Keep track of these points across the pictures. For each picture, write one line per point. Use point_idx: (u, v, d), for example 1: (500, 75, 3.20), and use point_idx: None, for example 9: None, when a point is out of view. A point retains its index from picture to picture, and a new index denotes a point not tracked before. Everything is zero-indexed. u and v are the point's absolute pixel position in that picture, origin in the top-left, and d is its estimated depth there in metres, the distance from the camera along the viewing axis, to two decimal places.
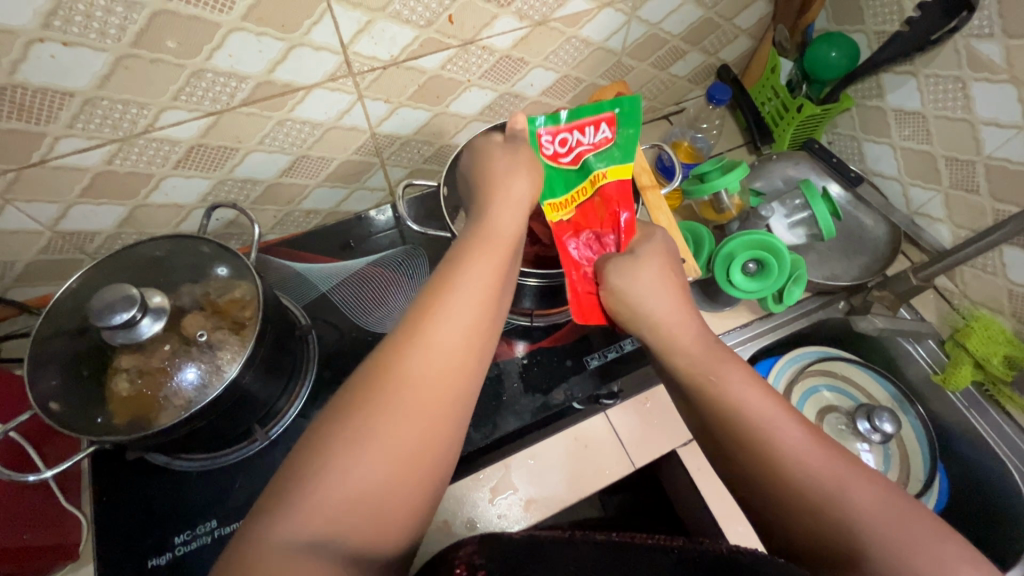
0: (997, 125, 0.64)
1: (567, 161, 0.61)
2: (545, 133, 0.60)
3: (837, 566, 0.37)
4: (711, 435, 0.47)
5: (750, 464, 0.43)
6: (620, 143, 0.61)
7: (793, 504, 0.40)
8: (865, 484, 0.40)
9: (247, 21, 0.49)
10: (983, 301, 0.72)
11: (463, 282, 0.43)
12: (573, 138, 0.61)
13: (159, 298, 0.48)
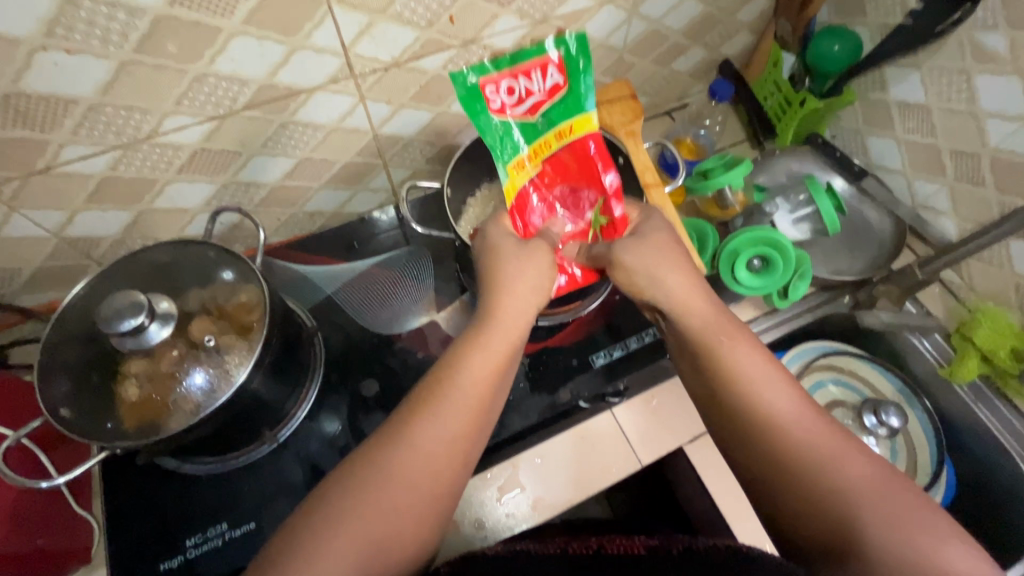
0: (1002, 117, 0.63)
1: (519, 112, 0.55)
2: (486, 83, 0.53)
3: (832, 544, 0.40)
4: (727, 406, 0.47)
5: (764, 446, 0.44)
6: (573, 89, 0.56)
7: (799, 485, 0.42)
8: (868, 471, 0.42)
9: (248, 25, 0.49)
10: (989, 295, 0.72)
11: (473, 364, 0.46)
12: (521, 84, 0.54)
13: (167, 303, 0.48)
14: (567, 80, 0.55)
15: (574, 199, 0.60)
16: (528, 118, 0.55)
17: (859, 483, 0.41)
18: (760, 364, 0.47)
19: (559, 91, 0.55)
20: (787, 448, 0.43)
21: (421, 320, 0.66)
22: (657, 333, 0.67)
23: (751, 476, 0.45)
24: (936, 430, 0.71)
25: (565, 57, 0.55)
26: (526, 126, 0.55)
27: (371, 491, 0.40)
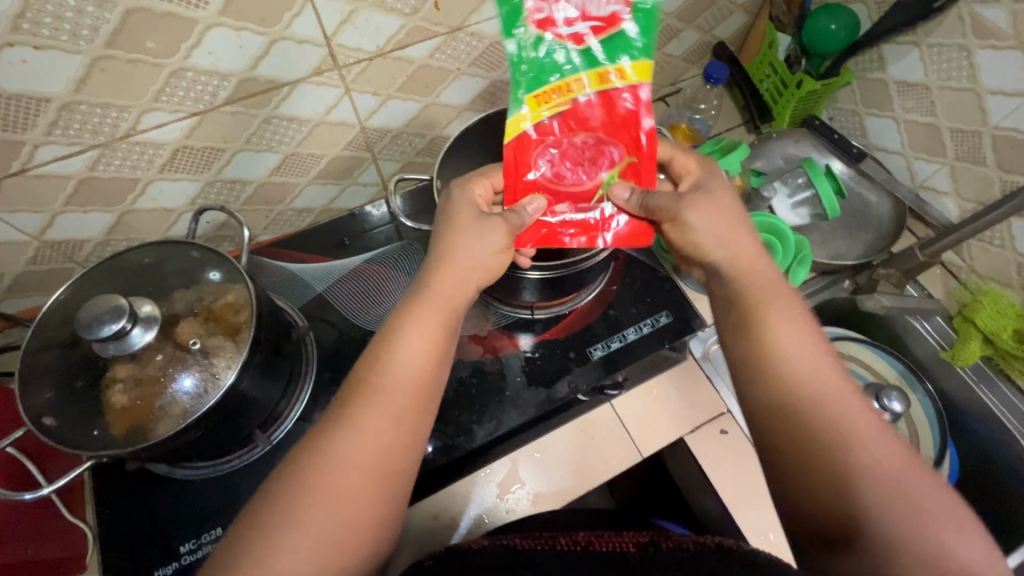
0: (1003, 94, 0.62)
1: (561, 40, 0.51)
2: (534, 4, 0.50)
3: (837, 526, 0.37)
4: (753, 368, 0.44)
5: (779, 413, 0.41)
6: (632, 28, 0.50)
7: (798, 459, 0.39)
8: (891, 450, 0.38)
9: (224, 16, 0.48)
10: (991, 275, 0.71)
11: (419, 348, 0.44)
12: (576, 8, 0.50)
13: (149, 306, 0.47)
14: (629, 15, 0.50)
15: (593, 153, 0.53)
16: (571, 44, 0.51)
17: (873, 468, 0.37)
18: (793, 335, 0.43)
19: (617, 29, 0.50)
20: (794, 416, 0.41)
21: None
22: (654, 324, 0.65)
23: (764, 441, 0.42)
24: (938, 413, 0.70)
25: (629, 1, 0.49)
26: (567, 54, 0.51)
27: (321, 469, 0.39)
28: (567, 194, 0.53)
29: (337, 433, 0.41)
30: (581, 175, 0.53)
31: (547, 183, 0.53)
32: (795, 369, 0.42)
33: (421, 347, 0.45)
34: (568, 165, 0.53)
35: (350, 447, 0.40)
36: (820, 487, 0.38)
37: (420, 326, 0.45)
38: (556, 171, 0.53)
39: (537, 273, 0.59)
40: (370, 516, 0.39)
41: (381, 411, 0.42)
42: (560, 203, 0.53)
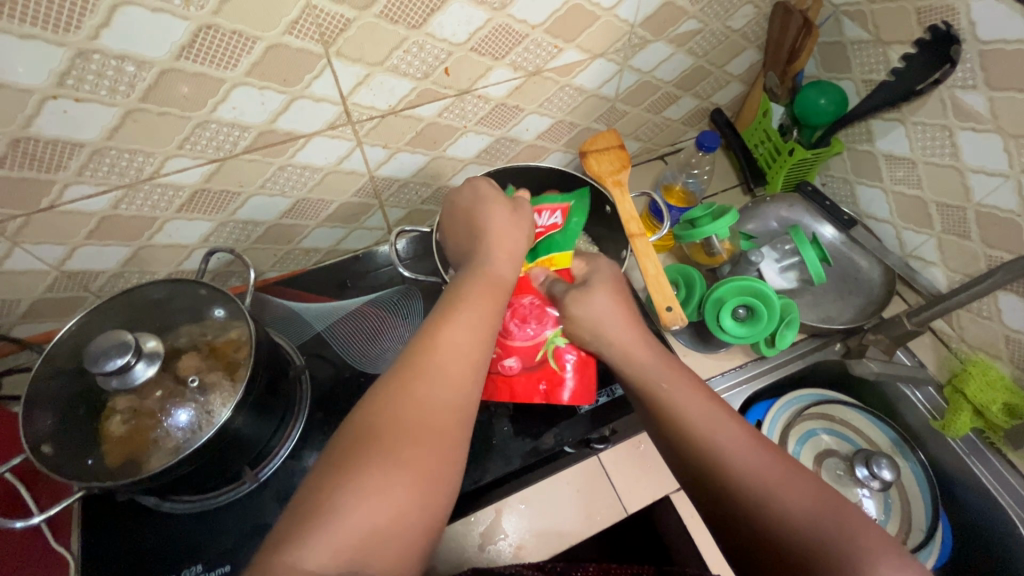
0: (985, 173, 0.64)
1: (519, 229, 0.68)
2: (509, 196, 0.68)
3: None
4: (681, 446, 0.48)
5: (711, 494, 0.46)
6: (565, 232, 0.69)
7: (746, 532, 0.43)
8: (798, 490, 0.43)
9: (250, 77, 0.52)
10: (981, 347, 0.71)
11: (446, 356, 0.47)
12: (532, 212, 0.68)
13: (154, 342, 0.49)
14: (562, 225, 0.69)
15: (539, 312, 0.63)
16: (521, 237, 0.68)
17: (787, 519, 0.42)
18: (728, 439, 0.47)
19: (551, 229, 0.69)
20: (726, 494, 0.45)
21: None
22: None
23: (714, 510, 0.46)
24: (931, 484, 0.70)
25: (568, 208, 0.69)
26: None
27: (390, 425, 0.42)
28: (517, 347, 0.62)
29: (398, 388, 0.45)
30: (531, 332, 0.62)
31: (497, 338, 0.63)
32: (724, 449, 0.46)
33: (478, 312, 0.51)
34: (516, 323, 0.62)
35: (427, 385, 0.45)
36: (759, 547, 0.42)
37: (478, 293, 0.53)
38: (526, 313, 0.63)
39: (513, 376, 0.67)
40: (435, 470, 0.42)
41: (439, 356, 0.47)
42: (507, 357, 0.62)
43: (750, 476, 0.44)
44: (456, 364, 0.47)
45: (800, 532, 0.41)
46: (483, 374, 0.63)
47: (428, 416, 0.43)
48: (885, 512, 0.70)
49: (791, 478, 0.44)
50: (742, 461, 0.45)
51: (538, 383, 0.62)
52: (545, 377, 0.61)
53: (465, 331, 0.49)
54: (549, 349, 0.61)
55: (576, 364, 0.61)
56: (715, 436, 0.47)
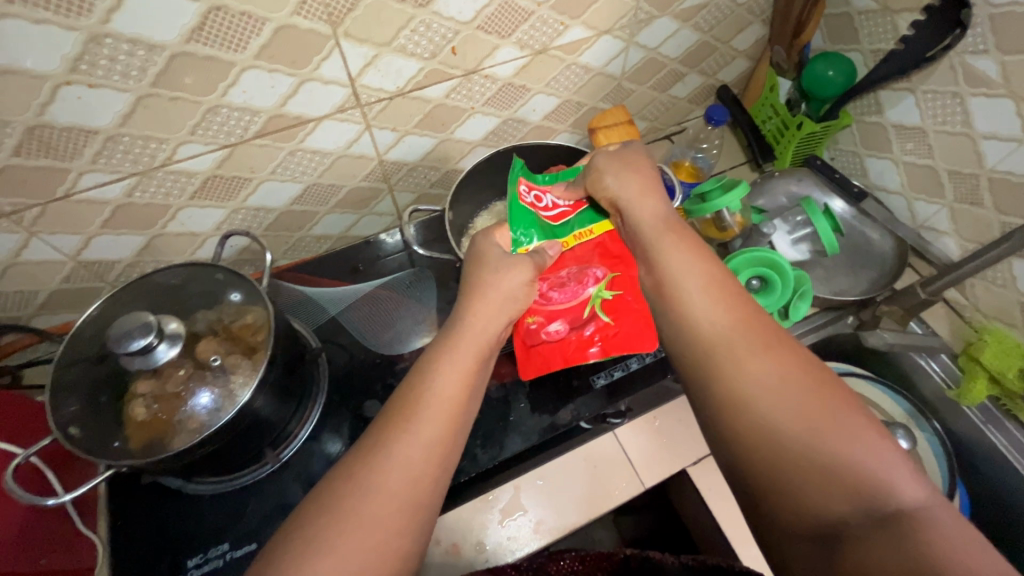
0: (997, 139, 0.64)
1: (545, 213, 0.65)
2: (523, 184, 0.65)
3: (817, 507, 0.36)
4: (704, 364, 0.43)
5: (729, 430, 0.41)
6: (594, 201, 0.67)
7: (770, 465, 0.38)
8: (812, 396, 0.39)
9: (259, 59, 0.52)
10: (996, 315, 0.71)
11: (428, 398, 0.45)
12: (547, 198, 0.66)
13: (175, 324, 0.50)
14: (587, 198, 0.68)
15: (577, 277, 0.64)
16: (551, 223, 0.65)
17: (799, 431, 0.38)
18: (757, 366, 0.41)
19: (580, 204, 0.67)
20: (748, 422, 0.39)
21: (423, 340, 0.67)
22: (658, 354, 0.66)
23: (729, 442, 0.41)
24: (946, 453, 0.70)
25: None
26: (550, 228, 0.65)
27: (352, 502, 0.40)
28: (562, 312, 0.62)
29: (361, 461, 0.42)
30: (572, 293, 0.63)
31: (537, 307, 0.62)
32: (750, 372, 0.41)
33: (456, 374, 0.48)
34: (556, 292, 0.63)
35: (395, 456, 0.42)
36: (781, 476, 0.37)
37: (458, 353, 0.49)
38: (567, 281, 0.64)
39: None
40: (403, 545, 0.39)
41: (427, 391, 0.46)
42: (553, 323, 0.62)
43: (773, 398, 0.39)
44: (441, 407, 0.45)
45: (820, 444, 0.37)
46: (525, 352, 0.61)
47: (397, 494, 0.40)
48: None
49: (809, 392, 0.39)
50: (766, 384, 0.40)
51: (589, 343, 0.61)
52: (597, 334, 0.62)
53: (438, 399, 0.45)
54: (596, 305, 0.63)
55: (625, 315, 0.62)
56: (743, 362, 0.41)
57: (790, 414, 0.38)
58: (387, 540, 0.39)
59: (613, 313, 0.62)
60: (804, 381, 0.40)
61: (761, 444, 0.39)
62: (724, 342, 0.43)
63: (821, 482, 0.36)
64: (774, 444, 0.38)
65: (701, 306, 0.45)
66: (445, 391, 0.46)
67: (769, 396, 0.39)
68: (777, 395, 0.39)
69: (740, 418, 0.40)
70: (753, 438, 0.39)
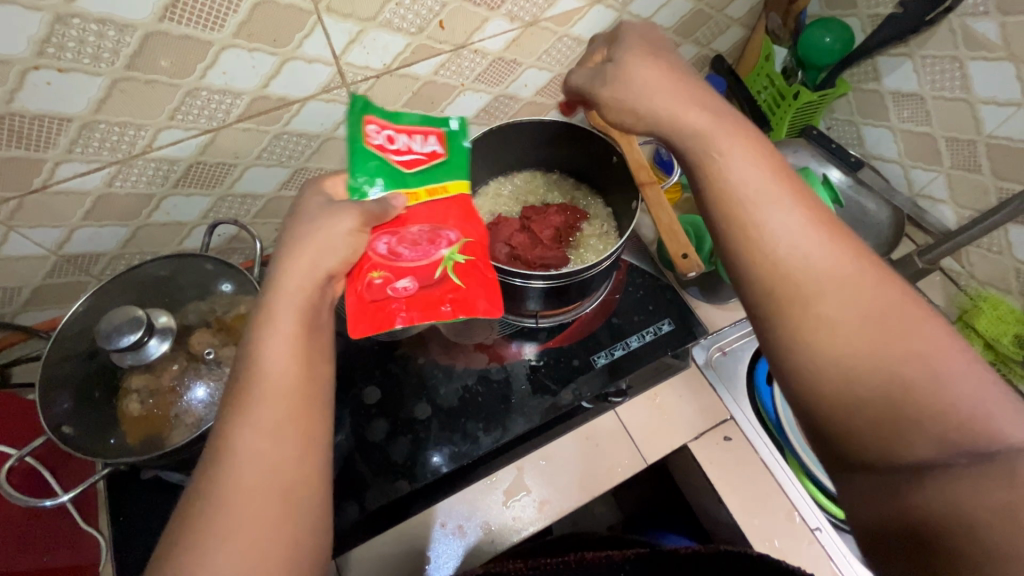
0: (995, 104, 0.64)
1: (396, 156, 0.51)
2: (373, 122, 0.52)
3: (892, 440, 0.34)
4: (777, 286, 0.38)
5: (805, 366, 0.37)
6: (451, 159, 0.53)
7: (855, 400, 0.35)
8: (874, 315, 0.37)
9: (238, 38, 0.50)
10: (991, 282, 0.71)
11: (263, 377, 0.38)
12: (403, 140, 0.52)
13: (165, 318, 0.49)
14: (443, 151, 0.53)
15: (432, 234, 0.50)
16: (400, 168, 0.51)
17: (878, 365, 0.35)
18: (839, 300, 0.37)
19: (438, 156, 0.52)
20: (829, 353, 0.36)
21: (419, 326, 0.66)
22: (657, 331, 0.66)
23: (806, 377, 0.37)
24: None
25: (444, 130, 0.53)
26: (397, 174, 0.51)
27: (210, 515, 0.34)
28: (404, 270, 0.48)
29: (211, 473, 0.36)
30: (415, 251, 0.48)
31: (380, 260, 0.48)
32: (832, 303, 0.37)
33: (287, 349, 0.39)
34: (404, 245, 0.48)
35: (241, 459, 0.36)
36: (864, 414, 0.35)
37: (280, 323, 0.40)
38: (390, 243, 0.48)
39: (548, 323, 0.65)
40: (294, 534, 0.35)
41: (256, 369, 0.38)
42: (400, 280, 0.47)
43: (855, 330, 0.36)
44: (279, 383, 0.38)
45: (907, 381, 0.35)
46: (361, 307, 0.47)
47: (262, 496, 0.35)
48: None
49: (889, 316, 0.37)
50: (847, 318, 0.37)
51: (439, 305, 0.48)
52: (446, 294, 0.48)
53: (273, 385, 0.38)
54: (448, 267, 0.49)
55: (484, 280, 0.50)
56: (829, 296, 0.37)
57: (868, 350, 0.36)
58: (277, 529, 0.34)
59: (466, 277, 0.49)
60: (885, 306, 0.37)
61: (849, 378, 0.36)
62: (809, 267, 0.38)
63: (884, 423, 0.35)
64: (858, 380, 0.36)
65: (773, 224, 0.39)
66: (283, 362, 0.39)
67: (845, 328, 0.37)
68: (870, 341, 0.36)
69: (825, 355, 0.36)
70: (845, 374, 0.36)
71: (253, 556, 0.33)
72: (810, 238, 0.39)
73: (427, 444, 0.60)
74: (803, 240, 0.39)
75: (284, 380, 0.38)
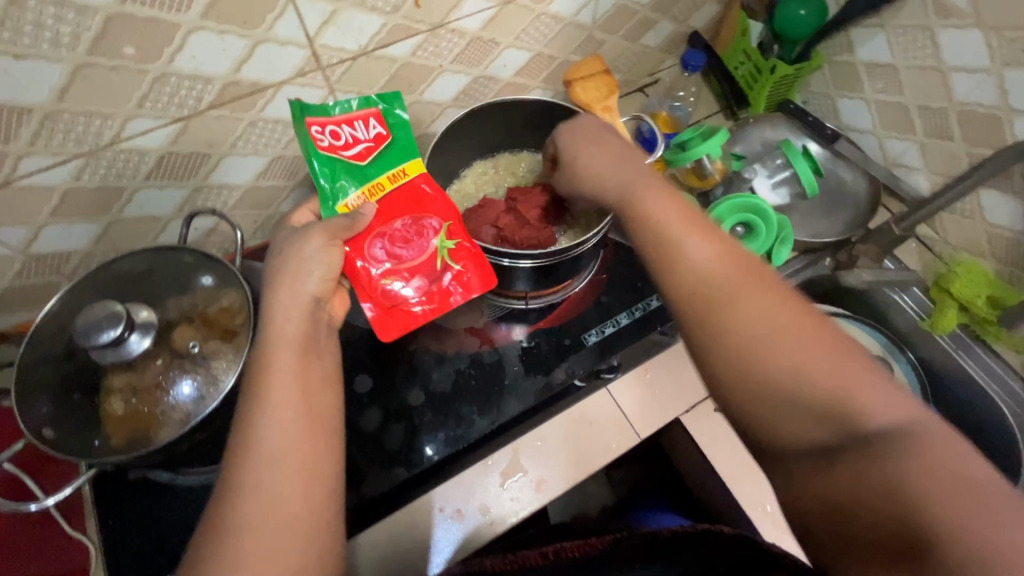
0: (966, 71, 0.65)
1: (347, 153, 0.55)
2: (313, 123, 0.54)
3: (806, 436, 0.37)
4: (694, 305, 0.42)
5: (727, 377, 0.40)
6: (395, 136, 0.57)
7: (773, 405, 0.38)
8: (784, 320, 0.40)
9: (206, 19, 0.48)
10: (964, 246, 0.73)
11: (276, 378, 0.42)
12: (346, 132, 0.55)
13: (146, 312, 0.47)
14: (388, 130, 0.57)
15: (417, 227, 0.56)
16: (357, 162, 0.56)
17: (787, 370, 0.38)
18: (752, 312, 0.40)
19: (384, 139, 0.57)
20: (749, 364, 0.39)
21: None
22: (646, 307, 0.66)
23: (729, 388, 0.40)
24: (921, 382, 0.74)
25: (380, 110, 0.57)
26: (357, 169, 0.56)
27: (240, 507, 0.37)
28: (410, 269, 0.55)
29: (221, 506, 0.37)
30: (414, 249, 0.55)
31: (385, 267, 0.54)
32: (745, 316, 0.40)
33: (290, 384, 0.41)
34: (401, 245, 0.55)
35: (256, 466, 0.38)
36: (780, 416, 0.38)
37: (287, 333, 0.44)
38: (387, 243, 0.54)
39: (536, 304, 0.66)
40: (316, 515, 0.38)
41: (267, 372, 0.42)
42: (409, 281, 0.55)
43: (768, 339, 0.39)
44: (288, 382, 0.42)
45: (812, 380, 0.37)
46: (384, 313, 0.55)
47: (263, 527, 0.36)
48: None
49: (793, 323, 0.40)
50: (761, 328, 0.40)
51: (447, 292, 0.56)
52: (453, 281, 0.56)
53: (278, 421, 0.40)
54: (443, 255, 0.55)
55: (474, 258, 0.56)
56: (740, 310, 0.40)
57: (782, 354, 0.38)
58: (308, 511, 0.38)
59: (461, 259, 0.56)
60: (793, 312, 0.40)
61: (763, 385, 0.39)
62: (720, 286, 0.42)
63: (795, 420, 0.38)
64: (771, 384, 0.38)
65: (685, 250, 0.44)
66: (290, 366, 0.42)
67: (760, 337, 0.39)
68: (783, 346, 0.39)
69: (742, 365, 0.39)
70: (758, 380, 0.39)
71: (284, 536, 0.36)
72: (732, 266, 0.43)
73: (421, 431, 0.59)
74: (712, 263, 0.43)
75: (295, 381, 0.42)
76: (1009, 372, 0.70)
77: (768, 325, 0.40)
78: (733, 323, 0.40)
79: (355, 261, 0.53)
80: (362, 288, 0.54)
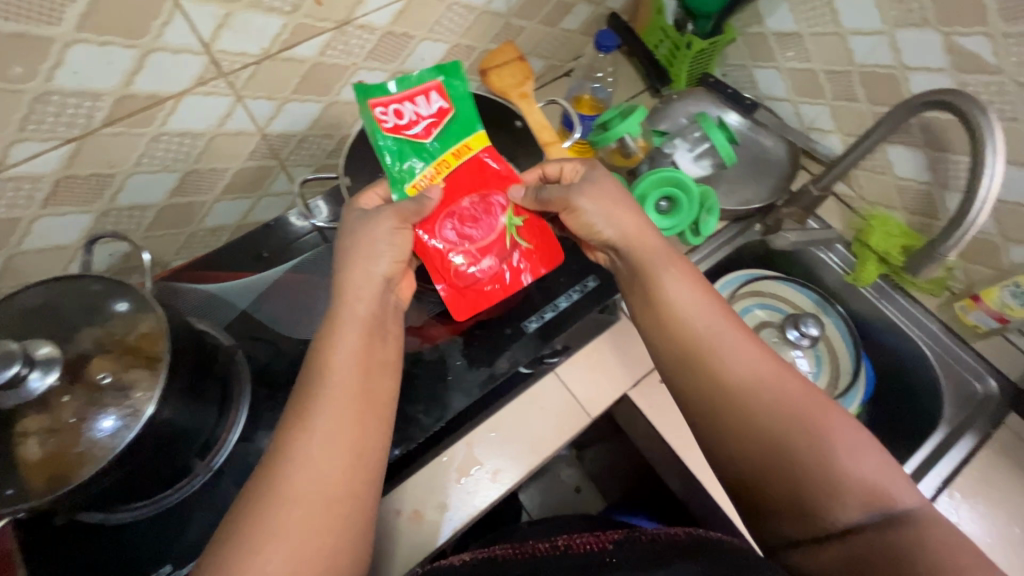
0: (862, 34, 0.68)
1: (410, 132, 0.58)
2: (375, 104, 0.57)
3: (815, 504, 0.42)
4: (714, 382, 0.47)
5: (745, 449, 0.45)
6: (459, 109, 0.60)
7: (787, 475, 0.43)
8: (796, 392, 0.45)
9: (83, 31, 0.45)
10: (878, 201, 0.77)
11: (328, 386, 0.45)
12: (407, 109, 0.58)
13: (47, 348, 0.45)
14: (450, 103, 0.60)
15: (484, 206, 0.59)
16: (421, 139, 0.59)
17: (810, 447, 0.43)
18: (776, 389, 0.46)
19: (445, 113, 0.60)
20: (763, 430, 0.44)
21: None
22: (584, 288, 0.66)
23: (743, 455, 0.45)
24: (852, 333, 0.77)
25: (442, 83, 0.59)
26: (421, 147, 0.59)
27: (279, 496, 0.40)
28: (480, 248, 0.59)
29: (265, 492, 0.40)
30: (483, 228, 0.59)
31: (452, 249, 0.58)
32: (770, 391, 0.46)
33: (345, 401, 0.45)
34: (470, 225, 0.59)
35: (301, 461, 0.41)
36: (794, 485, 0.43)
37: (346, 333, 0.48)
38: (466, 215, 0.59)
39: None
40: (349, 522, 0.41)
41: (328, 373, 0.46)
42: (480, 260, 0.59)
43: (792, 416, 0.44)
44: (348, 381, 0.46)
45: (820, 455, 0.42)
46: (457, 293, 0.59)
47: (301, 518, 0.39)
48: (818, 367, 0.76)
49: (817, 403, 0.45)
50: (784, 403, 0.45)
51: (519, 270, 0.60)
52: (520, 259, 0.61)
53: (327, 433, 0.43)
54: (514, 232, 0.60)
55: (539, 235, 0.62)
56: (769, 389, 0.46)
57: (797, 431, 0.44)
58: (342, 516, 0.41)
59: (529, 237, 0.61)
60: (812, 394, 0.46)
61: (785, 456, 0.43)
62: (748, 367, 0.47)
63: (803, 488, 0.42)
64: (790, 458, 0.43)
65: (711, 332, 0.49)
66: (348, 372, 0.46)
67: (778, 413, 0.45)
68: (800, 424, 0.44)
69: (763, 435, 0.44)
70: (775, 446, 0.44)
71: (319, 535, 0.39)
72: (752, 348, 0.48)
73: None
74: (737, 348, 0.48)
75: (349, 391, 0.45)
76: (926, 315, 0.75)
77: (775, 399, 0.45)
78: (759, 399, 0.45)
79: (426, 240, 0.57)
80: (437, 270, 0.58)
